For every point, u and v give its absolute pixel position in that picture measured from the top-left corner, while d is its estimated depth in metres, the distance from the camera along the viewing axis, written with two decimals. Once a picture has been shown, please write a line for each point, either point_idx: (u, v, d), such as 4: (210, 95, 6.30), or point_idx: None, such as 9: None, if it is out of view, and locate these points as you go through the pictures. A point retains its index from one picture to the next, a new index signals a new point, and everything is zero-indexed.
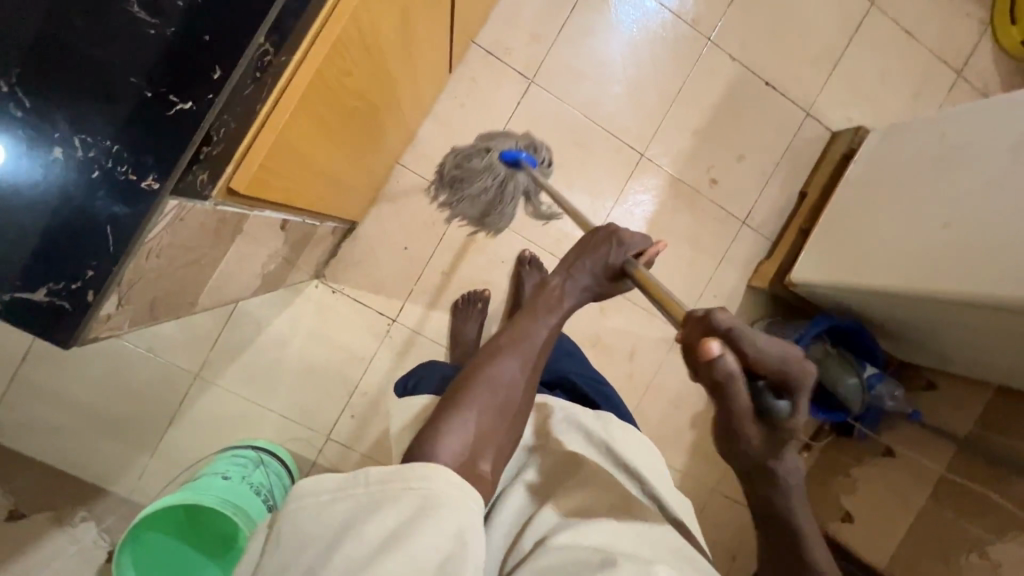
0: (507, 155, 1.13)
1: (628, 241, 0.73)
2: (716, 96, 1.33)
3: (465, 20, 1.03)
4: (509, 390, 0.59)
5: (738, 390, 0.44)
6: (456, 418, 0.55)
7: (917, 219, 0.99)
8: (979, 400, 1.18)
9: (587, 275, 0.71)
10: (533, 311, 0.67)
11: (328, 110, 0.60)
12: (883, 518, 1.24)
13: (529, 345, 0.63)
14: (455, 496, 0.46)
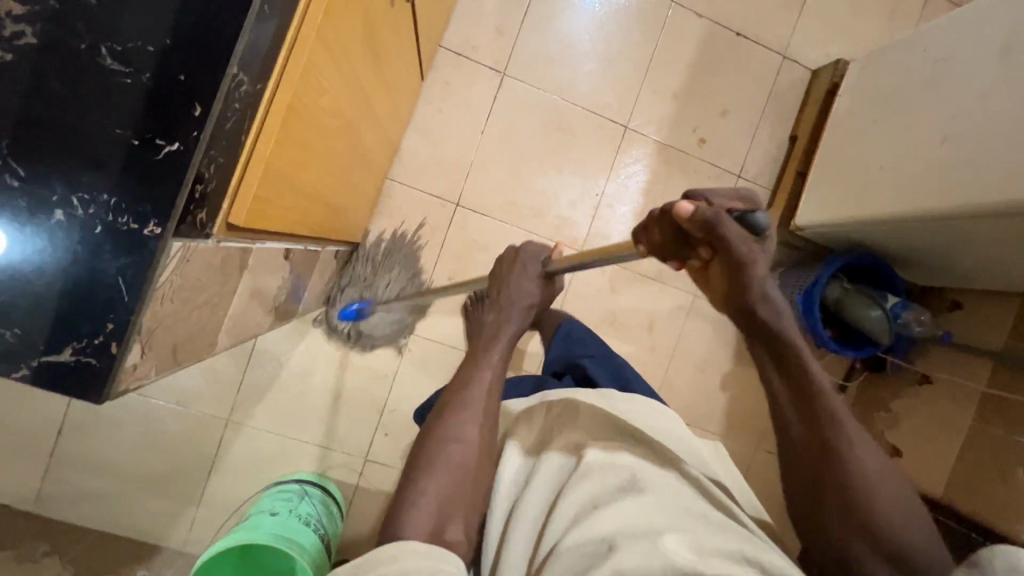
0: (343, 314, 1.18)
1: (530, 254, 0.82)
2: (690, 55, 1.32)
3: (429, 25, 1.03)
4: (467, 441, 0.65)
5: (728, 223, 0.51)
6: (419, 491, 0.61)
7: (914, 139, 0.97)
8: (1007, 311, 1.16)
9: (514, 301, 0.78)
10: (476, 355, 0.73)
11: (310, 132, 0.60)
12: (931, 446, 1.23)
13: (476, 395, 0.68)
14: (426, 561, 0.52)
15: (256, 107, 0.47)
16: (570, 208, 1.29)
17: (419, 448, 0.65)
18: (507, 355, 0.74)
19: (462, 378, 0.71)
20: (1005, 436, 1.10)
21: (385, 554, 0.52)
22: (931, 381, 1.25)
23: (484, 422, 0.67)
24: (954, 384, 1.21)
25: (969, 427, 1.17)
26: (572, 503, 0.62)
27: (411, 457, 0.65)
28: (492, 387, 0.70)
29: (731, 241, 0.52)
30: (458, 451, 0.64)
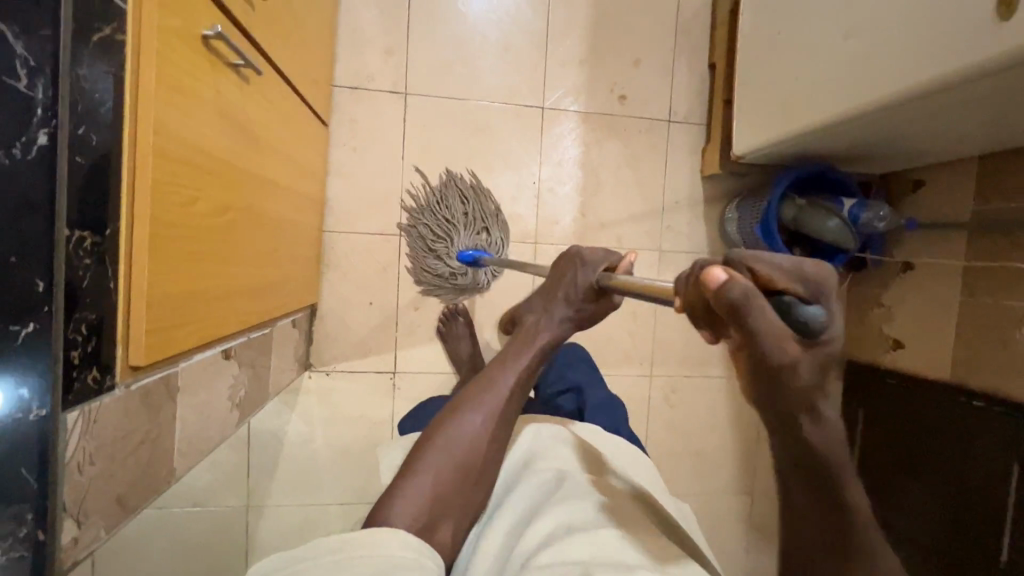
0: (465, 254, 1.20)
1: (590, 260, 0.81)
2: (585, 15, 1.28)
3: (308, 74, 1.00)
4: (470, 446, 0.74)
5: (760, 307, 0.41)
6: (413, 483, 0.71)
7: (820, 42, 0.94)
8: (967, 177, 1.14)
9: (559, 307, 0.82)
10: (503, 358, 0.81)
11: (198, 243, 0.60)
12: (928, 331, 1.22)
13: (487, 402, 0.77)
14: (410, 548, 0.64)
15: (116, 253, 0.46)
16: (512, 203, 1.28)
17: (430, 428, 0.76)
18: (532, 367, 0.81)
19: (486, 379, 0.79)
20: (995, 303, 1.08)
21: (373, 539, 0.63)
22: (912, 269, 1.25)
23: (486, 419, 0.76)
24: (934, 265, 1.20)
25: (958, 302, 1.15)
26: (542, 528, 0.73)
27: (423, 438, 0.76)
28: (503, 400, 0.77)
29: (760, 336, 0.42)
30: (455, 452, 0.74)
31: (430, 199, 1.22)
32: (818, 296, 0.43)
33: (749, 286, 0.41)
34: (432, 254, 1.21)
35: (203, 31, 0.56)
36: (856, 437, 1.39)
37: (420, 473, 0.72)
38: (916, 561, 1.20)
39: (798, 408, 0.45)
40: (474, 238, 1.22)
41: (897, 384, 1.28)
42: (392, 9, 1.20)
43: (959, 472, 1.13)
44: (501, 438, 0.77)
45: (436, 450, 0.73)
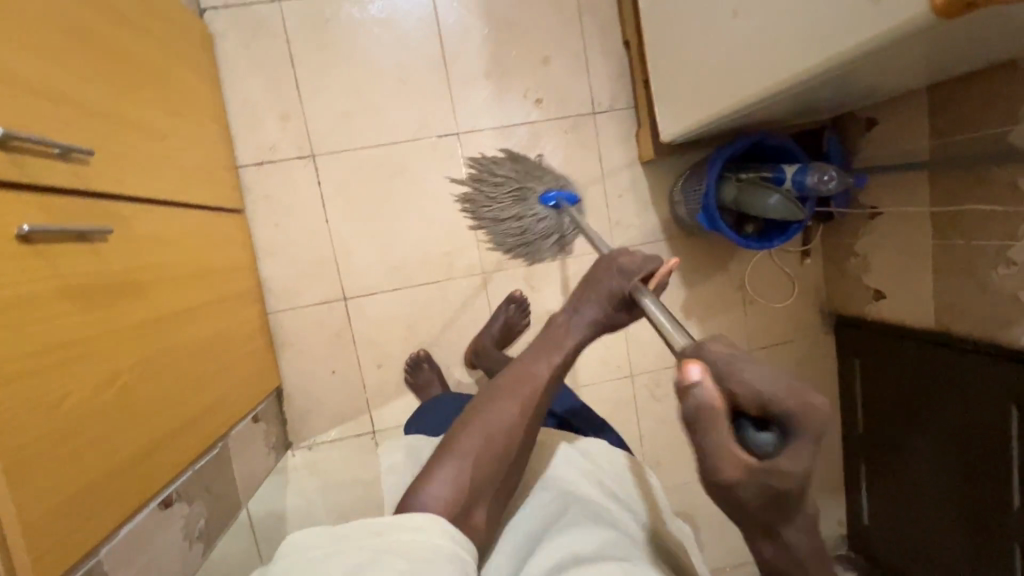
0: (546, 197, 1.18)
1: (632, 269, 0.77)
2: (480, 25, 1.19)
3: (195, 174, 0.96)
4: (506, 433, 0.70)
5: (711, 429, 0.42)
6: (447, 464, 0.66)
7: (715, 18, 0.85)
8: (920, 111, 1.04)
9: (593, 307, 0.78)
10: (537, 349, 0.76)
11: (90, 434, 0.60)
12: (905, 278, 1.15)
13: (525, 393, 0.72)
14: (451, 539, 0.58)
15: None
16: (449, 239, 1.23)
17: (469, 411, 0.71)
18: (565, 367, 0.77)
19: (522, 370, 0.74)
20: (967, 245, 1.00)
21: (416, 523, 0.57)
22: (880, 215, 1.17)
23: (523, 412, 0.71)
24: (899, 210, 1.11)
25: (931, 246, 1.07)
26: (547, 560, 0.67)
27: (456, 425, 0.71)
28: (540, 393, 0.73)
29: (705, 451, 0.43)
30: (491, 439, 0.69)
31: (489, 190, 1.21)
32: (795, 430, 0.41)
33: (703, 404, 0.42)
34: (505, 211, 1.22)
35: (15, 232, 0.54)
36: (855, 390, 1.35)
37: (452, 457, 0.66)
38: (934, 510, 1.17)
39: (750, 520, 0.46)
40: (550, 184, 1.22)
41: (886, 336, 1.22)
42: (276, 73, 1.14)
43: (957, 422, 1.07)
44: (532, 436, 0.72)
45: (473, 435, 0.68)
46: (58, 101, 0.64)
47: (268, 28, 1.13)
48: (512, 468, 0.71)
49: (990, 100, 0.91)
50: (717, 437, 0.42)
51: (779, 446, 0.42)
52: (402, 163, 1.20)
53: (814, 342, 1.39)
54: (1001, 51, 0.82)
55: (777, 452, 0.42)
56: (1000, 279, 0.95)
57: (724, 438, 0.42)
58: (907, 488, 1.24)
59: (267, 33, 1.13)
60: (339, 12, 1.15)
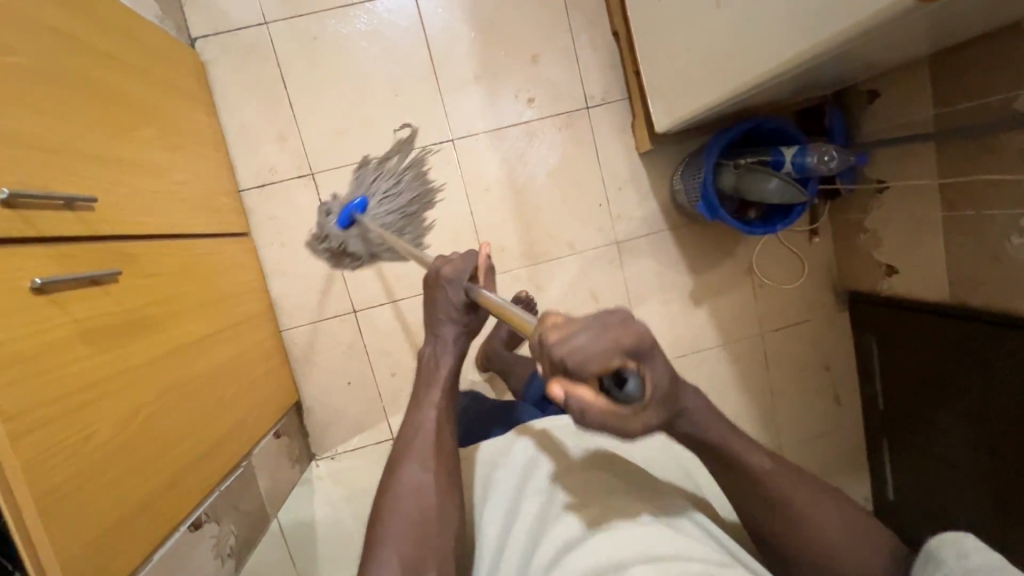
0: (338, 222, 1.16)
1: (453, 277, 0.79)
2: (466, 29, 1.19)
3: (198, 203, 0.99)
4: (417, 492, 0.71)
5: (598, 417, 0.44)
6: (381, 559, 0.67)
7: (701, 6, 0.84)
8: (922, 79, 1.00)
9: (449, 330, 0.81)
10: (416, 399, 0.80)
11: (121, 466, 0.64)
12: (917, 252, 1.12)
13: (420, 446, 0.75)
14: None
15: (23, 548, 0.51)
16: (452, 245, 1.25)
17: (376, 501, 0.73)
18: (450, 393, 0.81)
19: (409, 426, 0.77)
20: (979, 215, 0.96)
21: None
22: (887, 188, 1.14)
23: (426, 462, 0.73)
24: (907, 183, 1.09)
25: (942, 218, 1.04)
26: (549, 540, 0.68)
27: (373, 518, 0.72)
28: (434, 435, 0.76)
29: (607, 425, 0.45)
30: (404, 509, 0.70)
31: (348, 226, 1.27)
32: (642, 360, 0.44)
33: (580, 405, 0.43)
34: (358, 240, 1.18)
35: (28, 285, 0.57)
36: (874, 364, 1.34)
37: (382, 548, 0.68)
38: (958, 484, 1.15)
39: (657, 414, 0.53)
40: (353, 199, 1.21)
41: (901, 310, 1.20)
42: (269, 95, 1.16)
43: (976, 398, 1.05)
44: (450, 479, 0.73)
45: (386, 518, 0.70)
46: (59, 151, 0.66)
47: (258, 52, 1.15)
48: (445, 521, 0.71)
49: (994, 64, 0.87)
50: (605, 414, 0.43)
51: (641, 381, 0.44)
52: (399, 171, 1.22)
53: (827, 320, 1.38)
54: (1001, 14, 0.79)
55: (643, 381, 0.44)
56: (1015, 249, 0.92)
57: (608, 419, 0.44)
58: (931, 462, 1.22)
59: (258, 57, 1.15)
60: (325, 30, 1.16)
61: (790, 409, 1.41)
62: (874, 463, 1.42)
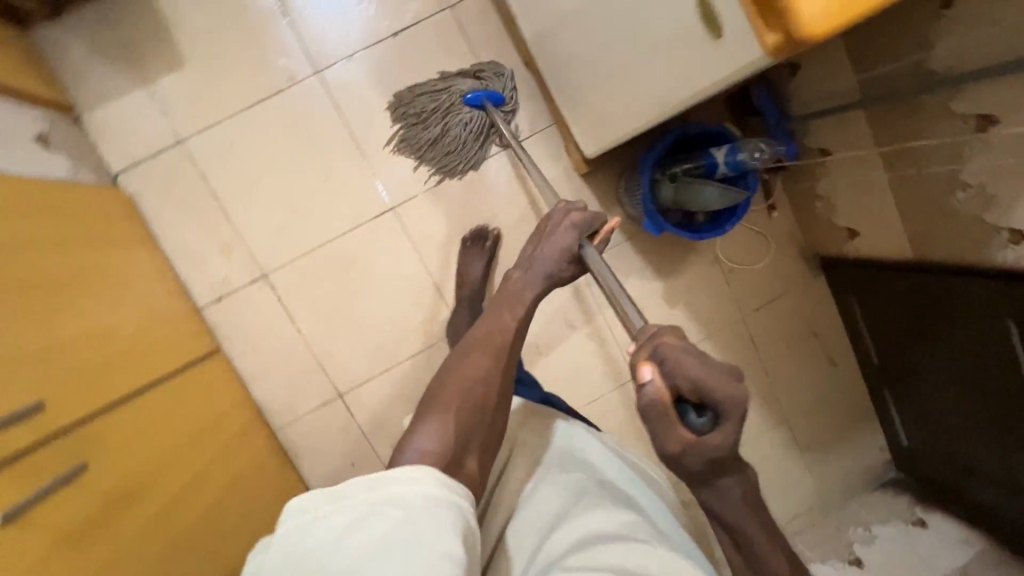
0: (469, 98, 1.15)
1: (578, 224, 0.82)
2: (379, 96, 1.18)
3: (156, 344, 0.99)
4: (484, 383, 0.70)
5: (659, 418, 0.57)
6: (434, 420, 0.65)
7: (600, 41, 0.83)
8: (836, 50, 0.98)
9: (547, 262, 0.81)
10: (498, 304, 0.79)
11: None
12: (873, 215, 1.10)
13: (494, 345, 0.74)
14: (446, 489, 0.56)
15: None
16: (419, 307, 1.25)
17: (443, 372, 0.72)
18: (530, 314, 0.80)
19: (485, 323, 0.77)
20: (921, 173, 0.95)
21: (410, 475, 0.55)
22: (829, 156, 1.12)
23: (494, 360, 0.73)
24: (847, 150, 1.07)
25: (889, 181, 1.02)
26: (582, 525, 0.68)
27: (431, 388, 0.71)
28: (509, 342, 0.76)
29: (660, 432, 0.58)
30: (470, 390, 0.69)
31: (409, 114, 1.18)
32: (720, 412, 0.56)
33: (653, 396, 0.57)
34: (433, 129, 1.18)
35: None
36: (858, 324, 1.34)
37: (435, 415, 0.66)
38: (962, 424, 1.15)
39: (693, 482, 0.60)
40: (474, 86, 1.17)
41: (874, 269, 1.19)
42: (203, 210, 1.16)
43: (955, 338, 1.05)
44: (506, 390, 0.73)
45: (452, 391, 0.69)
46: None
47: (182, 172, 1.14)
48: (493, 423, 0.70)
49: (901, 28, 0.86)
50: (669, 425, 0.57)
51: (709, 426, 0.57)
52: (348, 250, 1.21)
53: (805, 288, 1.38)
54: None
55: (711, 428, 0.57)
56: (961, 204, 0.91)
57: (667, 427, 0.57)
58: (932, 409, 1.23)
59: (181, 179, 1.15)
60: (241, 132, 1.15)
61: (788, 382, 1.42)
62: (883, 415, 1.43)
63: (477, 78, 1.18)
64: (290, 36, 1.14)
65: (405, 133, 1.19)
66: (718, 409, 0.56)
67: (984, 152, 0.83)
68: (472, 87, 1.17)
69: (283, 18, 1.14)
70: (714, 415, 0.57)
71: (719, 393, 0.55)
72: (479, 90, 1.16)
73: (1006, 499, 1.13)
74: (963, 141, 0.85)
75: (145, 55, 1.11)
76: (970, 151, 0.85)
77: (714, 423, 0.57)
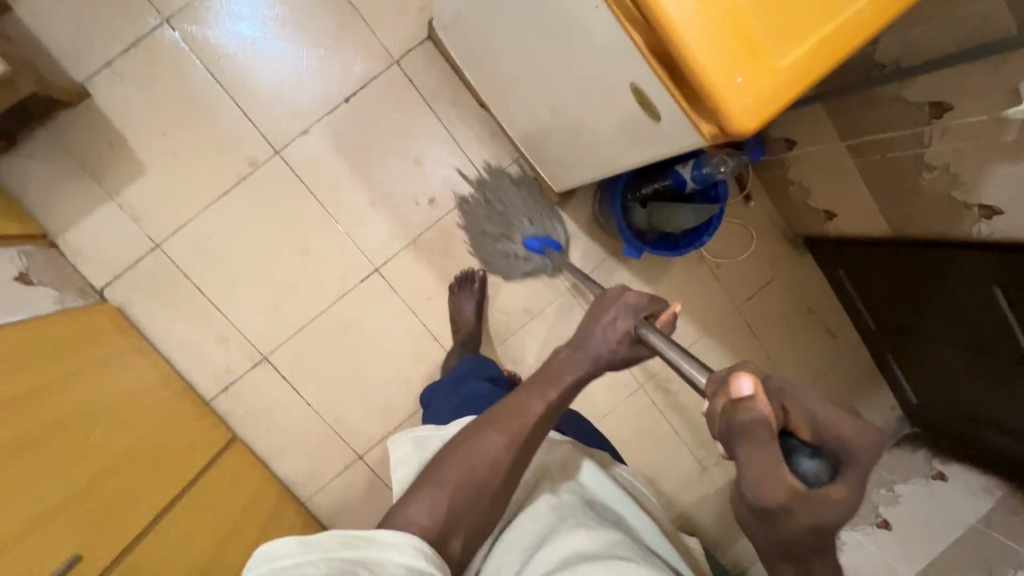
0: (533, 242, 1.24)
1: (636, 301, 0.69)
2: (342, 163, 1.19)
3: (176, 450, 1.02)
4: (488, 469, 0.64)
5: (767, 444, 0.41)
6: (430, 492, 0.62)
7: (552, 92, 0.83)
8: None
9: (599, 344, 0.68)
10: (536, 381, 0.68)
11: None
12: (845, 197, 1.11)
13: (515, 425, 0.65)
14: (426, 561, 0.57)
15: None
16: (420, 359, 1.27)
17: (457, 436, 0.67)
18: (566, 403, 0.69)
19: (513, 397, 0.67)
20: (885, 158, 0.96)
21: (393, 540, 0.56)
22: (796, 146, 1.12)
23: (511, 443, 0.65)
24: (810, 140, 1.08)
25: (856, 166, 1.03)
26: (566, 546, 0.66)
27: (438, 455, 0.66)
28: (532, 425, 0.66)
29: (767, 469, 0.40)
30: (473, 470, 0.64)
31: (481, 196, 1.24)
32: (843, 456, 0.42)
33: (760, 413, 0.42)
34: (491, 225, 1.24)
35: None
36: (850, 293, 1.36)
37: (435, 487, 0.62)
38: (964, 381, 1.17)
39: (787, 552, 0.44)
40: (539, 230, 1.25)
41: (856, 245, 1.21)
42: (192, 305, 1.17)
43: (951, 289, 1.03)
44: (514, 476, 0.66)
45: (455, 464, 0.64)
46: (43, 519, 0.71)
47: (164, 273, 1.16)
48: (492, 507, 0.65)
49: None
50: (781, 461, 0.41)
51: (827, 476, 0.42)
52: (340, 317, 1.23)
53: (793, 268, 1.39)
54: None
55: (832, 479, 0.42)
56: (929, 182, 0.93)
57: (775, 464, 0.40)
58: (935, 369, 1.25)
59: (166, 280, 1.16)
60: (213, 224, 1.16)
61: (792, 361, 1.43)
62: (889, 375, 1.46)
63: (548, 222, 1.26)
64: (244, 122, 1.15)
65: (470, 208, 1.24)
66: (841, 449, 0.42)
67: (944, 135, 0.85)
68: (536, 231, 1.25)
69: (234, 104, 1.14)
70: (837, 461, 0.42)
71: (843, 429, 0.42)
72: (543, 238, 1.24)
73: (1014, 444, 1.17)
74: (923, 125, 0.87)
75: (107, 167, 1.11)
76: (930, 134, 0.87)
77: (835, 472, 0.42)
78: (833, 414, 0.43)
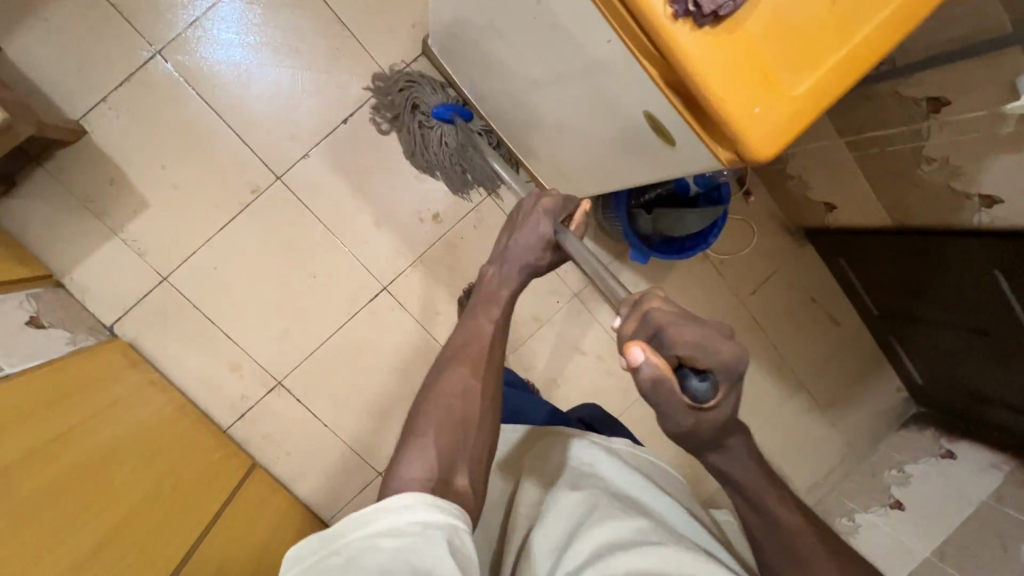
0: (440, 111, 1.16)
1: (550, 207, 0.79)
2: (344, 184, 1.19)
3: (199, 479, 1.03)
4: (464, 400, 0.67)
5: (655, 392, 0.51)
6: (420, 447, 0.61)
7: (555, 109, 0.84)
8: None
9: (526, 253, 0.78)
10: (475, 310, 0.76)
11: None
12: (845, 188, 1.12)
13: (472, 354, 0.71)
14: (443, 512, 0.54)
15: None
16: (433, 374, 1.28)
17: (422, 393, 0.69)
18: (506, 316, 0.77)
19: (461, 334, 0.74)
20: (885, 152, 0.98)
21: (399, 504, 0.53)
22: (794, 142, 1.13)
23: (475, 372, 0.69)
24: (809, 137, 1.09)
25: (853, 159, 1.04)
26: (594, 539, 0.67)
27: (410, 414, 0.67)
28: (487, 348, 0.72)
29: (655, 401, 0.52)
30: (450, 409, 0.66)
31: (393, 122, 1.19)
32: (724, 378, 0.51)
33: (648, 373, 0.51)
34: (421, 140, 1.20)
35: None
36: (852, 281, 1.38)
37: (422, 438, 0.62)
38: (967, 362, 1.20)
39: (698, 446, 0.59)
40: (445, 101, 1.19)
41: (857, 234, 1.22)
42: (203, 336, 1.17)
43: (952, 267, 1.04)
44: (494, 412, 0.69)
45: (431, 412, 0.65)
46: (85, 558, 0.72)
47: (173, 305, 1.15)
48: (483, 441, 0.66)
49: None
50: (672, 398, 0.52)
51: (712, 392, 0.52)
52: (352, 338, 1.23)
53: (794, 259, 1.41)
54: None
55: (712, 393, 0.52)
56: (929, 174, 0.94)
57: (667, 401, 0.52)
58: (937, 351, 1.27)
59: (175, 312, 1.16)
60: (219, 253, 1.16)
61: (797, 350, 1.45)
62: (894, 358, 1.48)
63: (438, 91, 1.19)
64: (243, 149, 1.14)
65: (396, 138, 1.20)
66: (716, 371, 0.51)
67: (941, 128, 0.87)
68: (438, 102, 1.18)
69: (233, 131, 1.14)
70: (715, 378, 0.52)
71: (723, 360, 0.51)
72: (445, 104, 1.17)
73: (1019, 421, 1.20)
74: (923, 118, 0.88)
75: (109, 203, 1.11)
76: (929, 127, 0.88)
77: (715, 387, 0.52)
78: (712, 350, 0.51)
